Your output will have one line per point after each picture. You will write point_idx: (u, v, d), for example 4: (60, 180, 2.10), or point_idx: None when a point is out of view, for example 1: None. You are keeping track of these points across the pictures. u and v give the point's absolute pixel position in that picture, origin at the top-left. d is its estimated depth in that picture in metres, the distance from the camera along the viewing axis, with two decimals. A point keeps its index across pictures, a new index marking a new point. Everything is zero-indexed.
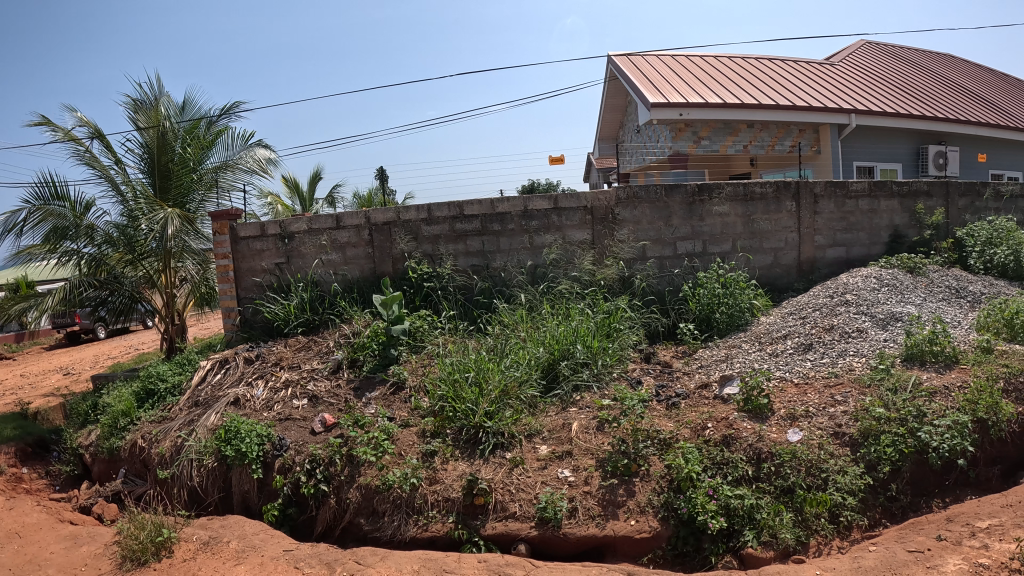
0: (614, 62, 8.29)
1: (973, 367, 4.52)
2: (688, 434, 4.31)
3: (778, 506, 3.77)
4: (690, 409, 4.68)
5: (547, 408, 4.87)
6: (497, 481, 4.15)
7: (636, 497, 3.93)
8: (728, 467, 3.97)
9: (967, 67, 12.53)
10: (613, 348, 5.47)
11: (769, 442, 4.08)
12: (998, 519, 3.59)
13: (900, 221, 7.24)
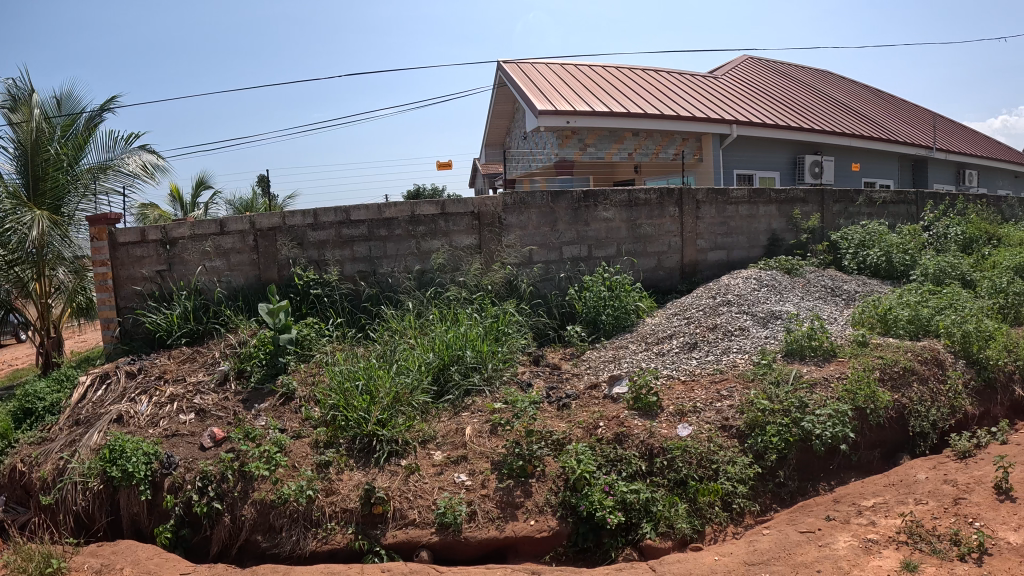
0: (503, 69, 8.44)
1: (850, 360, 4.52)
2: (579, 434, 3.88)
3: (672, 497, 3.48)
4: (582, 409, 4.22)
5: (439, 415, 4.29)
6: (393, 489, 3.65)
7: (534, 497, 3.54)
8: (622, 464, 3.60)
9: (836, 81, 13.34)
10: (503, 352, 4.88)
11: (659, 437, 3.74)
12: (882, 498, 3.54)
13: (777, 226, 7.76)
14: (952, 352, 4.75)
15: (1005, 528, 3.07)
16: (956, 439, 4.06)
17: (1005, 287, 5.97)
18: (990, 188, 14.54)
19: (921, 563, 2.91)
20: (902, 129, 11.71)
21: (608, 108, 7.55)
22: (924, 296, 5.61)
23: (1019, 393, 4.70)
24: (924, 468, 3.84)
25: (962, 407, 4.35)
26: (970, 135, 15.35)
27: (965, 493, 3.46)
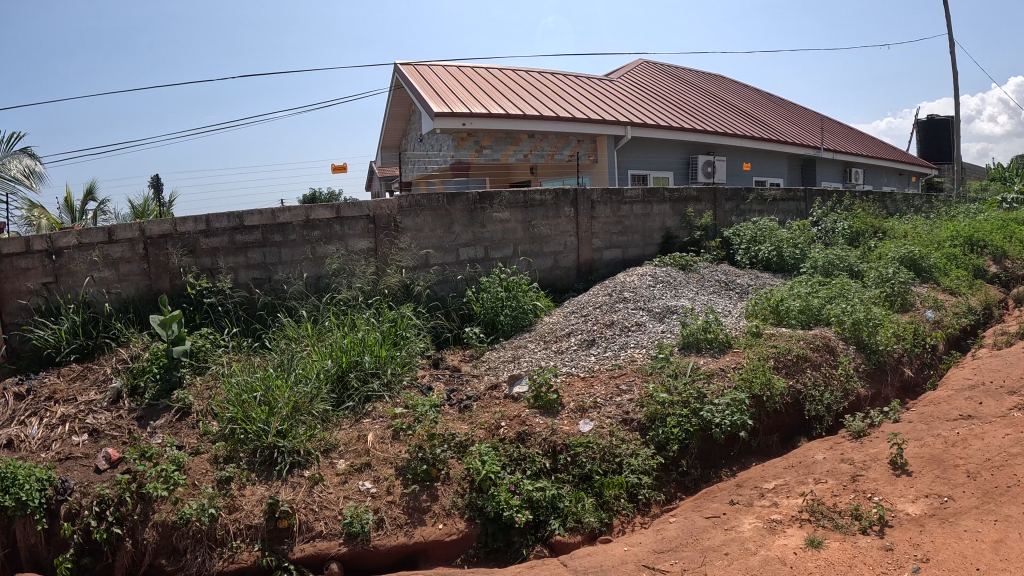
0: (400, 71, 8.40)
1: (745, 351, 4.68)
2: (481, 435, 3.88)
3: (579, 492, 3.52)
4: (484, 410, 4.20)
5: (340, 423, 4.19)
6: (297, 502, 3.55)
7: (441, 500, 3.52)
8: (526, 462, 3.62)
9: (729, 85, 13.83)
10: (401, 356, 4.80)
11: (562, 434, 3.78)
12: (782, 480, 3.67)
13: (671, 224, 7.97)
14: (843, 338, 4.98)
15: (902, 501, 3.27)
16: (851, 420, 4.25)
17: (890, 276, 6.30)
18: (876, 186, 15.33)
19: (825, 538, 3.02)
20: (789, 130, 12.24)
21: (504, 110, 7.61)
22: (815, 287, 5.86)
23: (908, 373, 4.97)
24: (822, 449, 4.00)
25: (854, 389, 4.55)
26: (855, 134, 16.13)
27: (863, 470, 3.63)
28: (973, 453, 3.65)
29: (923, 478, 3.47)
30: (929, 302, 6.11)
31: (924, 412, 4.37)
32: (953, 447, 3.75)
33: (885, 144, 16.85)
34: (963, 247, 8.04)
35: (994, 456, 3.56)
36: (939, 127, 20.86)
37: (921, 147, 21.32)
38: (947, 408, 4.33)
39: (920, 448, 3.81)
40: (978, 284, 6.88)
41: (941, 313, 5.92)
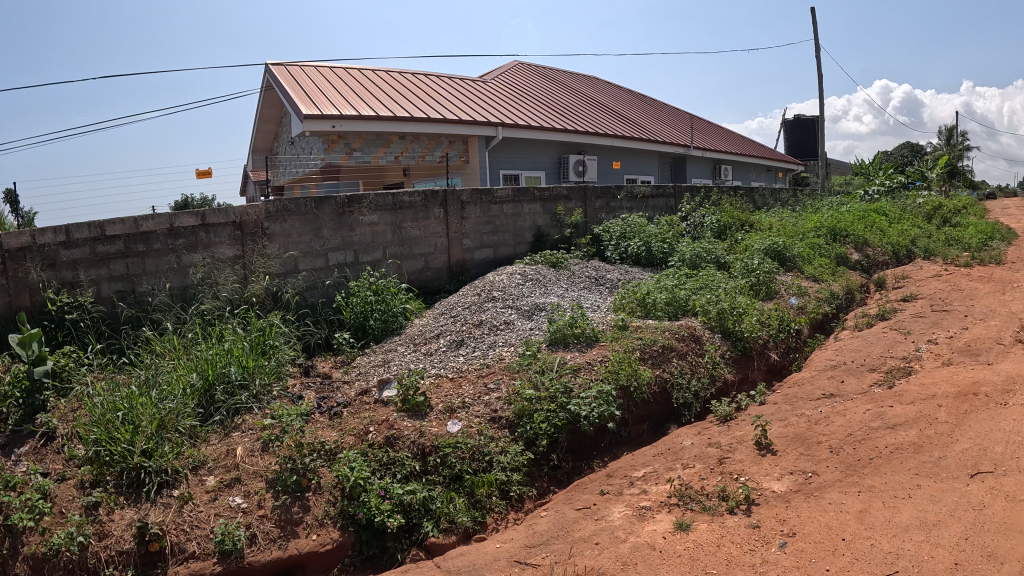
0: (270, 71, 8.20)
1: (611, 344, 4.71)
2: (350, 442, 3.79)
3: (450, 493, 3.51)
4: (354, 416, 4.11)
5: (208, 439, 4.01)
6: (167, 523, 3.34)
7: (313, 511, 3.42)
8: (395, 467, 3.58)
9: (601, 86, 14.13)
10: (271, 365, 4.67)
11: (430, 436, 3.74)
12: (651, 467, 3.77)
13: (542, 223, 8.02)
14: (709, 327, 5.15)
15: (768, 480, 3.42)
16: (718, 405, 4.40)
17: (755, 267, 6.58)
18: (745, 182, 15.99)
19: (693, 521, 3.11)
20: (659, 130, 12.60)
21: (375, 112, 7.52)
22: (682, 279, 6.06)
23: (773, 357, 5.22)
24: (690, 435, 4.14)
25: (720, 375, 4.74)
26: (725, 132, 16.80)
27: (730, 452, 3.77)
28: (834, 429, 3.86)
29: (788, 456, 3.64)
30: (793, 290, 6.42)
31: (789, 393, 4.57)
32: (816, 425, 3.95)
33: (753, 142, 17.62)
34: (827, 238, 8.49)
35: (855, 431, 3.80)
36: (804, 126, 22.02)
37: (788, 144, 22.42)
38: (810, 388, 4.56)
39: (785, 427, 4.00)
40: (840, 271, 7.29)
41: (804, 299, 6.24)
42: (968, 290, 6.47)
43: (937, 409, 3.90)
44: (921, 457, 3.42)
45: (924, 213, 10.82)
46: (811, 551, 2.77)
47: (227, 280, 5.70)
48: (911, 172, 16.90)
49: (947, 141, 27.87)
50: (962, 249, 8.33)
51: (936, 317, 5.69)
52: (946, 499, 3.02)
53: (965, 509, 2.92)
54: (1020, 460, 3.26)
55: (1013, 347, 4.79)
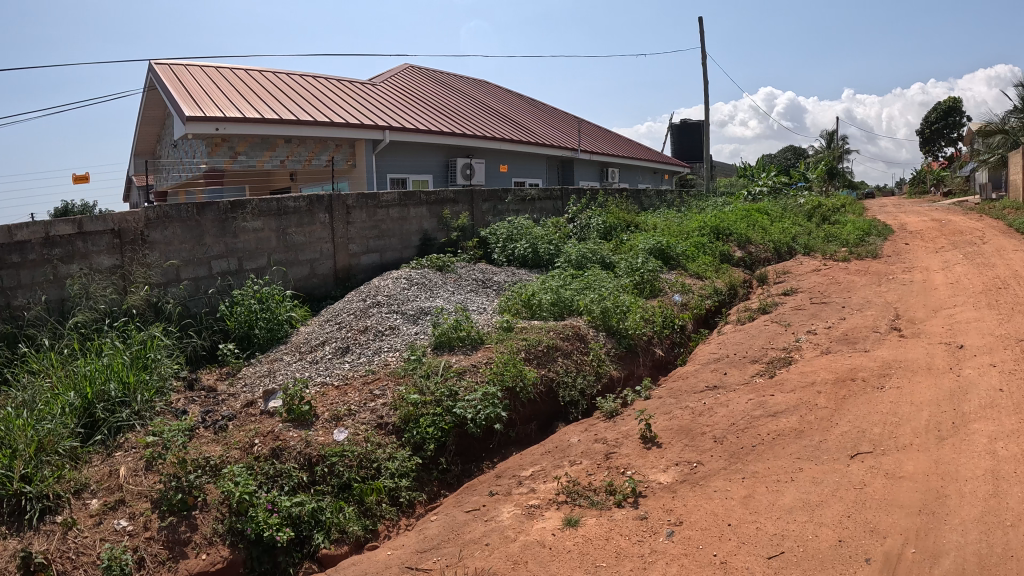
0: (153, 70, 7.96)
1: (495, 346, 4.71)
2: (235, 456, 3.66)
3: (339, 502, 3.48)
4: (240, 429, 3.98)
5: (90, 460, 3.80)
6: (51, 551, 3.14)
7: (201, 529, 3.29)
8: (282, 479, 3.50)
9: (493, 90, 14.21)
10: (153, 380, 4.51)
11: (316, 445, 3.69)
12: (539, 466, 3.82)
13: (428, 226, 7.91)
14: (593, 326, 5.24)
15: (654, 472, 3.52)
16: (604, 401, 4.51)
17: (639, 266, 6.75)
18: (633, 184, 16.21)
19: (582, 517, 3.17)
20: (549, 133, 12.75)
21: (262, 115, 7.38)
22: (567, 280, 6.16)
23: (658, 353, 5.38)
24: (577, 432, 4.22)
25: (606, 372, 4.84)
26: (613, 135, 17.14)
27: (616, 447, 3.86)
28: (718, 420, 4.00)
29: (673, 448, 3.75)
30: (677, 287, 6.63)
31: (674, 386, 4.72)
32: (700, 416, 4.09)
33: (643, 146, 18.05)
34: (711, 236, 8.77)
35: (738, 420, 3.95)
36: (693, 130, 22.70)
37: (675, 148, 23.08)
38: (694, 381, 4.72)
39: (670, 420, 4.12)
40: (723, 268, 7.57)
41: (688, 296, 6.44)
42: (845, 282, 6.81)
43: (817, 395, 4.10)
44: (803, 441, 3.59)
45: (807, 211, 11.35)
46: (698, 538, 2.87)
47: (105, 291, 5.37)
48: (793, 172, 17.66)
49: (826, 143, 29.27)
50: (840, 244, 8.80)
51: (816, 309, 5.97)
52: (827, 480, 3.18)
53: (846, 488, 3.09)
54: (895, 440, 3.47)
55: (887, 335, 5.08)
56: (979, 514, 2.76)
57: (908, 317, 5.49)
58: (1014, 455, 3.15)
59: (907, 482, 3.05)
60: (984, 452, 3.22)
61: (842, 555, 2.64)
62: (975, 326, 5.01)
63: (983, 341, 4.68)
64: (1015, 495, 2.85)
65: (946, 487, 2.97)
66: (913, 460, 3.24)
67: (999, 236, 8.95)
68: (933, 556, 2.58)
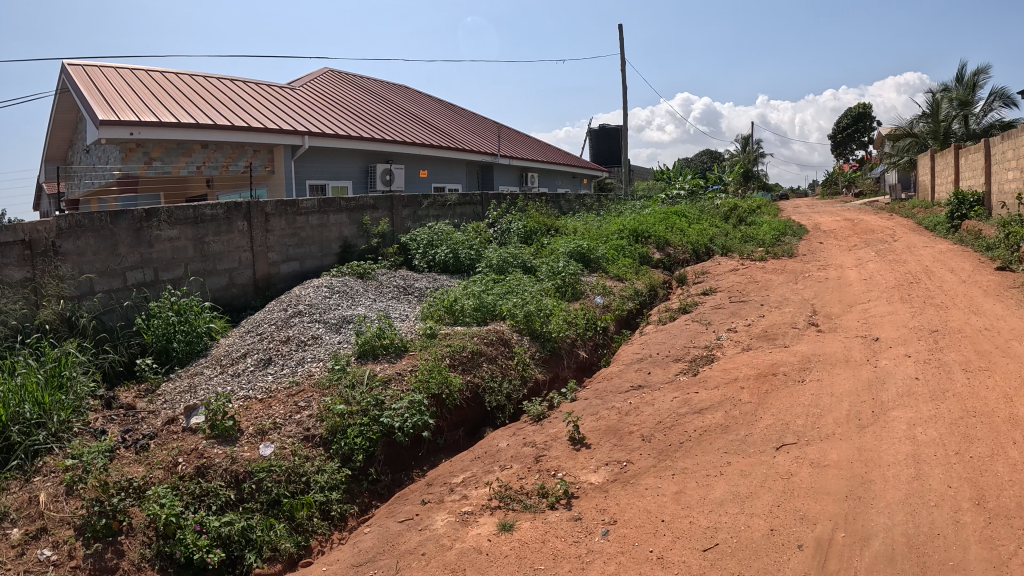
0: (65, 71, 7.67)
1: (420, 353, 4.63)
2: (159, 476, 3.45)
3: (269, 519, 3.34)
4: (162, 448, 3.75)
5: (7, 487, 3.48)
6: None
7: (128, 555, 3.07)
8: (209, 498, 3.35)
9: (412, 95, 14.11)
10: (67, 400, 4.17)
11: (243, 461, 3.53)
12: (469, 472, 3.81)
13: (348, 233, 7.55)
14: (517, 330, 5.26)
15: (585, 472, 3.54)
16: (530, 405, 4.53)
17: (560, 269, 6.80)
18: (553, 189, 16.33)
19: (516, 521, 3.17)
20: (467, 139, 12.72)
21: (178, 119, 7.16)
22: (490, 285, 6.16)
23: (582, 355, 5.44)
24: (506, 436, 4.22)
25: (531, 376, 4.88)
26: (532, 140, 17.24)
27: (546, 450, 3.88)
28: (645, 418, 4.06)
29: (603, 448, 3.79)
30: (598, 290, 6.71)
31: (600, 387, 4.77)
32: (627, 416, 4.14)
33: (562, 151, 18.22)
34: (631, 239, 8.89)
35: (665, 418, 4.02)
36: (612, 135, 23.04)
37: (594, 152, 23.38)
38: (619, 381, 4.77)
39: (597, 421, 4.16)
40: (643, 270, 7.71)
41: (609, 298, 6.53)
42: (763, 281, 7.02)
43: (740, 391, 4.20)
44: (729, 436, 3.68)
45: (723, 213, 11.66)
46: (633, 535, 2.90)
47: (16, 307, 4.69)
48: (708, 175, 18.13)
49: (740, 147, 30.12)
50: (756, 244, 9.07)
51: (735, 307, 6.13)
52: (755, 472, 3.26)
53: (773, 479, 3.17)
54: (819, 430, 3.59)
55: (805, 331, 5.25)
56: (903, 497, 2.89)
57: (824, 313, 5.68)
58: (931, 440, 3.31)
59: (831, 470, 3.16)
60: (903, 437, 3.37)
61: (775, 543, 2.71)
62: (888, 320, 5.23)
63: (897, 333, 4.89)
64: (935, 477, 2.99)
65: (870, 473, 3.09)
66: (837, 448, 3.36)
67: (908, 234, 9.36)
68: (862, 539, 2.67)
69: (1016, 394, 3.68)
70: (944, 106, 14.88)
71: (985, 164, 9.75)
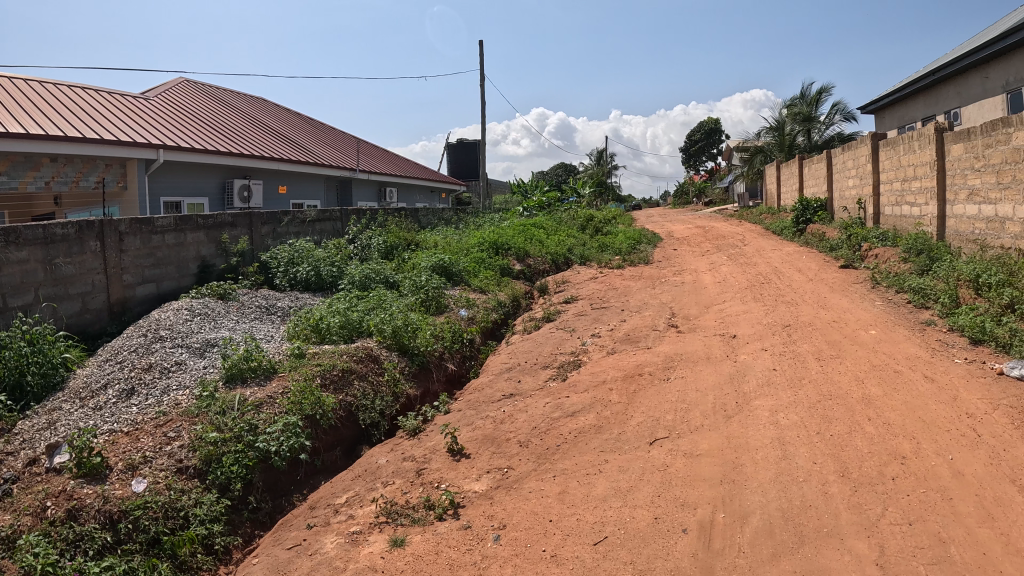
0: None
1: (290, 374, 4.49)
2: (26, 523, 3.03)
3: (152, 560, 3.02)
4: (24, 492, 3.28)
5: None
6: None
7: None
8: (85, 543, 2.99)
9: (267, 107, 13.69)
10: None
11: (117, 500, 3.19)
12: (352, 491, 3.74)
13: (206, 252, 7.01)
14: (386, 346, 5.21)
15: (468, 482, 3.55)
16: (405, 420, 4.52)
17: (423, 284, 6.77)
18: (410, 204, 16.24)
19: (407, 535, 3.13)
20: (325, 153, 12.46)
21: (24, 130, 6.65)
22: (354, 301, 6.06)
23: (451, 368, 5.48)
24: (384, 452, 4.17)
25: (403, 392, 4.86)
26: (388, 154, 17.11)
27: (426, 463, 3.86)
28: (520, 425, 4.12)
29: (482, 457, 3.82)
30: (461, 303, 6.75)
31: (471, 398, 4.79)
32: (502, 424, 4.19)
33: (418, 166, 18.18)
34: (490, 251, 8.92)
35: (539, 423, 4.10)
36: (466, 149, 23.25)
37: (449, 166, 23.50)
38: (490, 391, 4.81)
39: (473, 431, 4.18)
40: (505, 282, 7.84)
41: (473, 310, 6.59)
42: (622, 288, 7.28)
43: (609, 392, 4.35)
44: (604, 435, 3.80)
45: (579, 223, 12.01)
46: (525, 537, 2.94)
47: None
48: (563, 187, 18.61)
49: (589, 160, 31.14)
50: (612, 253, 9.43)
51: (597, 314, 6.34)
52: (633, 467, 3.39)
53: (651, 472, 3.31)
54: (688, 423, 3.77)
55: (666, 332, 5.51)
56: (773, 475, 3.10)
57: (683, 315, 5.99)
58: (793, 423, 3.57)
59: (705, 459, 3.33)
60: (768, 423, 3.61)
61: (661, 530, 2.83)
62: (744, 318, 5.57)
63: (752, 330, 5.23)
64: (800, 456, 3.23)
65: (741, 457, 3.29)
66: (707, 439, 3.54)
67: (755, 239, 10.02)
68: (741, 518, 2.83)
69: (866, 377, 4.06)
70: (791, 121, 16.01)
71: (826, 173, 10.57)
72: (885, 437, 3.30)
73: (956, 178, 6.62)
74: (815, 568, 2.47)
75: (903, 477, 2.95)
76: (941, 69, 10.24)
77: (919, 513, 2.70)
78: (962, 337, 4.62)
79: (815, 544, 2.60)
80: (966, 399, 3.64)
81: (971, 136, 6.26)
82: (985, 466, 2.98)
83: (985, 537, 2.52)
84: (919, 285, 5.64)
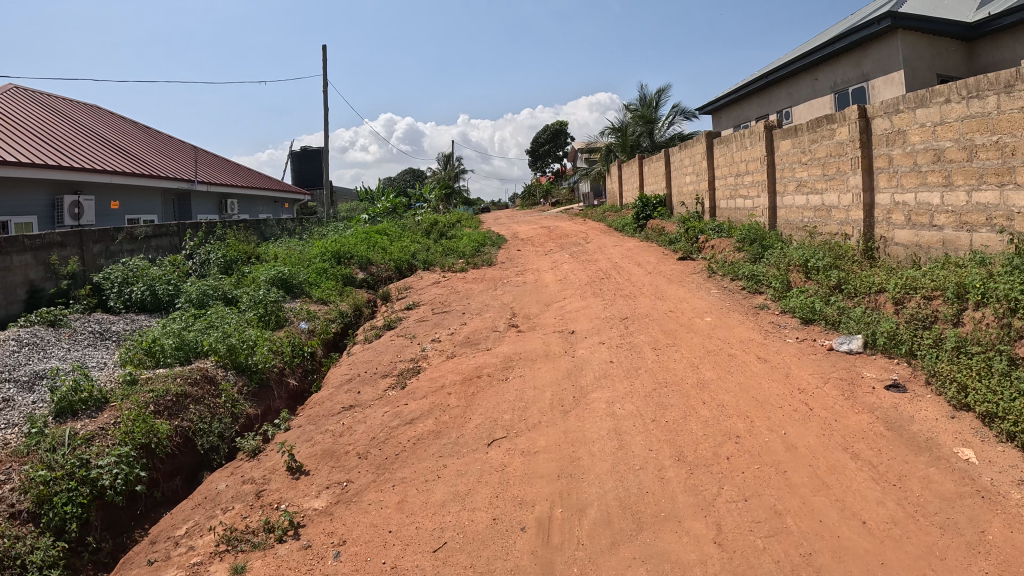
0: None
1: (123, 403, 4.23)
2: None
3: None
4: None
5: None
6: None
7: None
8: None
9: (98, 114, 12.93)
10: None
11: None
12: (192, 521, 3.57)
13: (35, 276, 6.52)
14: (221, 364, 5.01)
15: (307, 499, 3.46)
16: (243, 441, 4.37)
17: (261, 298, 6.47)
18: (252, 215, 15.70)
19: (248, 560, 3.00)
20: (163, 165, 11.88)
21: None
22: (188, 321, 5.79)
23: (290, 384, 5.38)
24: (224, 476, 4.02)
25: (242, 412, 4.70)
26: (230, 165, 16.52)
27: (265, 484, 3.73)
28: (358, 437, 4.06)
29: (321, 472, 3.74)
30: (301, 315, 6.61)
31: (311, 413, 4.69)
32: (341, 437, 4.12)
33: (262, 176, 17.65)
34: (333, 260, 8.77)
35: (378, 433, 4.05)
36: (311, 157, 22.80)
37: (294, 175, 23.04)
38: (330, 404, 4.72)
39: (312, 446, 4.09)
40: (347, 292, 7.72)
41: (312, 323, 6.47)
42: (464, 291, 7.33)
43: (447, 397, 4.36)
44: (442, 440, 3.80)
45: (424, 228, 11.99)
46: (364, 551, 2.88)
47: None
48: (411, 193, 18.59)
49: (440, 165, 31.21)
50: (455, 257, 9.50)
51: (438, 318, 6.35)
52: (470, 469, 3.40)
53: (489, 473, 3.33)
54: (526, 422, 3.82)
55: (506, 333, 5.58)
56: (610, 466, 3.18)
57: (522, 314, 6.08)
58: (629, 413, 3.68)
59: (542, 456, 3.39)
60: (605, 415, 3.70)
61: (500, 530, 2.85)
62: (582, 314, 5.72)
63: (590, 325, 5.37)
64: (636, 444, 3.33)
65: (577, 452, 3.36)
66: (544, 435, 3.61)
67: (597, 236, 10.33)
68: (579, 511, 2.89)
69: (700, 362, 4.25)
70: (634, 124, 16.59)
71: (664, 171, 11.02)
72: (719, 418, 3.46)
73: (785, 172, 7.04)
74: (656, 552, 2.55)
75: (737, 456, 3.10)
76: (773, 72, 10.89)
77: (753, 488, 2.85)
78: (794, 317, 4.92)
79: (652, 529, 2.69)
80: (797, 375, 3.87)
81: (799, 133, 6.69)
82: (816, 437, 3.17)
83: (819, 505, 2.69)
84: (752, 272, 5.95)
